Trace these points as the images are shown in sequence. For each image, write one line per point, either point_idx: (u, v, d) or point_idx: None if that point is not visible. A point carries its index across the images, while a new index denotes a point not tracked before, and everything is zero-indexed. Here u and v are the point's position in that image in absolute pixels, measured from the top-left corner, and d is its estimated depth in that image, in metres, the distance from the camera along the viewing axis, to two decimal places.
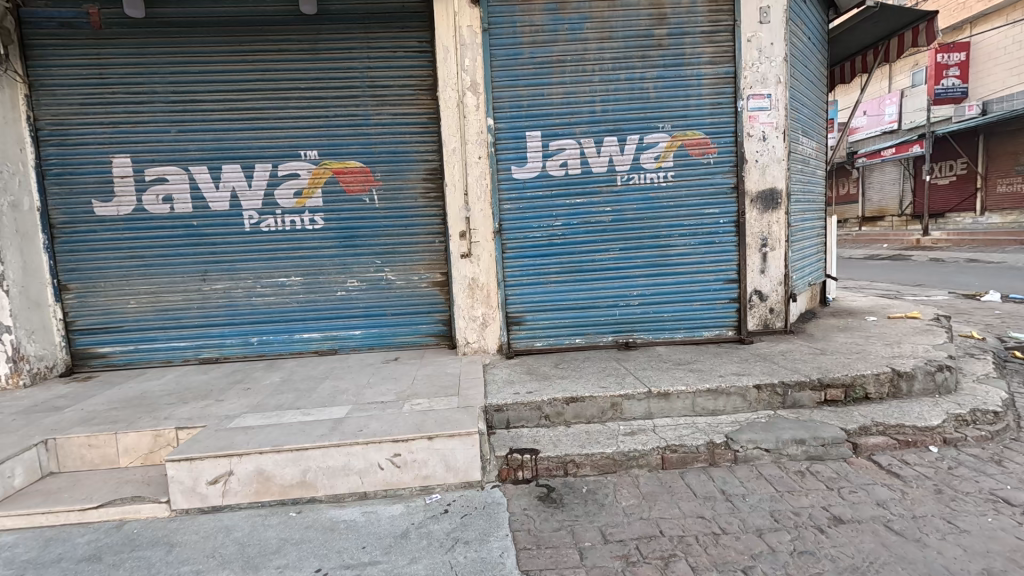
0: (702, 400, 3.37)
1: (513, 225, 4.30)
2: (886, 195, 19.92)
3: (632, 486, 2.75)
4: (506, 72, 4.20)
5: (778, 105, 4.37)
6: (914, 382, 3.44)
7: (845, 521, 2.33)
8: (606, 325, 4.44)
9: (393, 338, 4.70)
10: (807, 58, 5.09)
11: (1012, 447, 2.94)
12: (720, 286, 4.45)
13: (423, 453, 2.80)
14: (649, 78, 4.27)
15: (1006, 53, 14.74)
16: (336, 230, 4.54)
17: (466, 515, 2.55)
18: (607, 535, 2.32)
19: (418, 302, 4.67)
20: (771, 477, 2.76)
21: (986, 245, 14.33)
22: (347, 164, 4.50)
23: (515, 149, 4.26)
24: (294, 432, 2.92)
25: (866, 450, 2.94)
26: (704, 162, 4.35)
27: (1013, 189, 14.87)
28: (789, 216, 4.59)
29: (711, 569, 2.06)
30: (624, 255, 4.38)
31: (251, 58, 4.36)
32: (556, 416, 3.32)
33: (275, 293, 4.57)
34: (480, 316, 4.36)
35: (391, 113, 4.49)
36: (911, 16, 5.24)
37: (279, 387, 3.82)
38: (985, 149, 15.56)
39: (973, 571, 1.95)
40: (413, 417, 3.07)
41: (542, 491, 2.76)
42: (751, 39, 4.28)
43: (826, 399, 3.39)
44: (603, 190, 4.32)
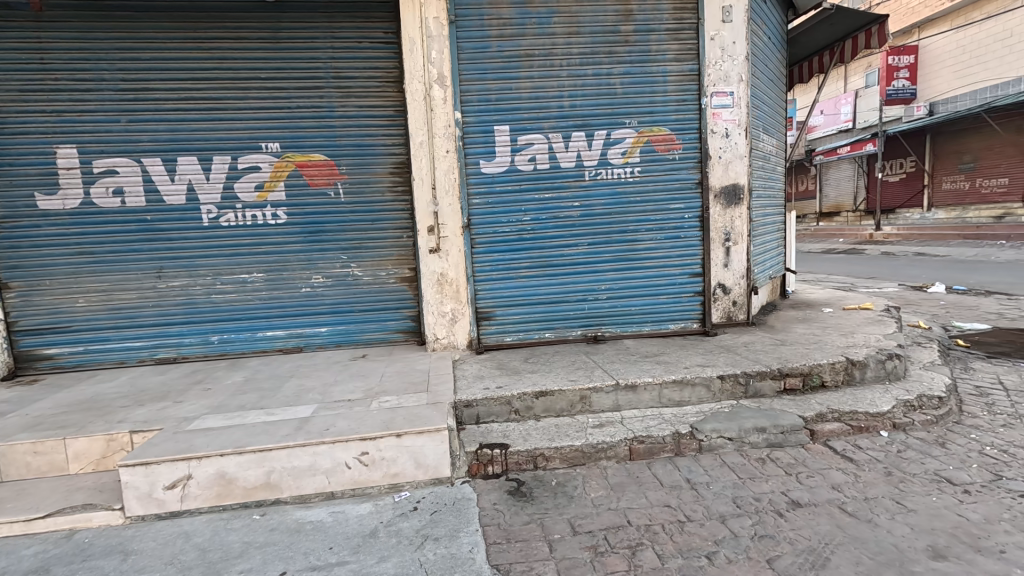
0: (668, 392, 3.44)
1: (482, 219, 4.29)
2: (842, 191, 20.72)
3: (601, 477, 2.79)
4: (474, 65, 4.16)
5: (740, 103, 4.47)
6: (866, 370, 3.60)
7: (802, 505, 2.43)
8: (575, 319, 4.48)
9: (361, 335, 4.62)
10: (768, 57, 5.22)
11: (955, 430, 3.11)
12: (686, 280, 4.55)
13: (393, 451, 2.77)
14: (616, 74, 4.31)
15: (951, 56, 15.52)
16: (300, 225, 4.43)
17: (435, 512, 2.53)
18: (576, 527, 2.35)
19: (386, 298, 4.59)
20: (733, 465, 2.84)
21: (933, 239, 15.12)
22: (311, 157, 4.38)
23: (484, 143, 4.24)
24: (257, 433, 2.84)
25: (822, 437, 3.07)
26: (670, 158, 4.42)
27: (957, 187, 15.81)
28: (750, 211, 4.71)
29: (677, 556, 2.11)
30: (592, 250, 4.42)
31: (207, 46, 4.19)
32: (526, 411, 3.33)
33: (236, 290, 4.42)
34: (449, 311, 4.32)
35: (356, 105, 4.38)
36: (864, 19, 5.42)
37: (241, 387, 3.71)
38: (931, 148, 16.39)
39: (921, 547, 2.06)
40: (381, 414, 3.02)
41: (512, 485, 2.77)
42: (714, 37, 4.36)
43: (785, 389, 3.52)
44: (572, 185, 4.34)
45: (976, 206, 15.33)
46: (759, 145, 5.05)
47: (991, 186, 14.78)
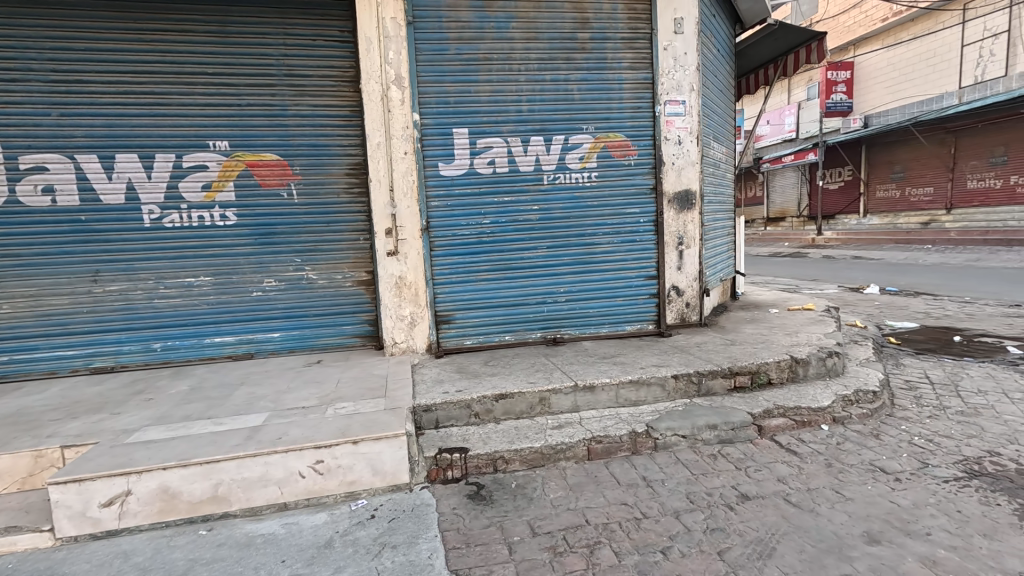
0: (625, 392, 3.52)
1: (442, 222, 4.26)
2: (787, 198, 21.79)
3: (561, 478, 2.82)
4: (433, 67, 4.14)
5: (692, 112, 4.64)
6: (809, 367, 3.80)
7: (751, 498, 2.53)
8: (534, 322, 4.51)
9: (316, 340, 4.49)
10: (717, 69, 5.44)
11: (888, 422, 3.33)
12: (641, 283, 4.67)
13: (349, 459, 2.71)
14: (574, 80, 4.38)
15: (882, 73, 16.63)
16: (251, 226, 4.27)
17: (394, 519, 2.49)
18: (535, 528, 2.36)
19: (342, 302, 4.48)
20: (686, 462, 2.93)
21: (868, 243, 16.13)
22: (262, 157, 4.23)
23: (443, 146, 4.21)
24: (203, 444, 2.71)
25: (769, 432, 3.21)
26: (626, 163, 4.53)
27: (889, 195, 16.95)
28: (702, 216, 4.88)
29: (634, 552, 2.16)
30: (551, 253, 4.47)
31: (149, 38, 3.99)
32: (485, 413, 3.32)
33: (181, 294, 4.21)
34: (408, 315, 4.27)
35: (310, 104, 4.26)
36: (805, 35, 5.73)
37: (187, 396, 3.53)
38: (866, 158, 17.50)
39: (857, 534, 2.19)
40: (337, 421, 2.95)
41: (471, 489, 2.76)
42: (667, 48, 4.51)
43: (735, 386, 3.66)
44: (531, 189, 4.38)
45: (906, 213, 16.46)
46: (709, 152, 5.25)
47: (919, 194, 15.91)
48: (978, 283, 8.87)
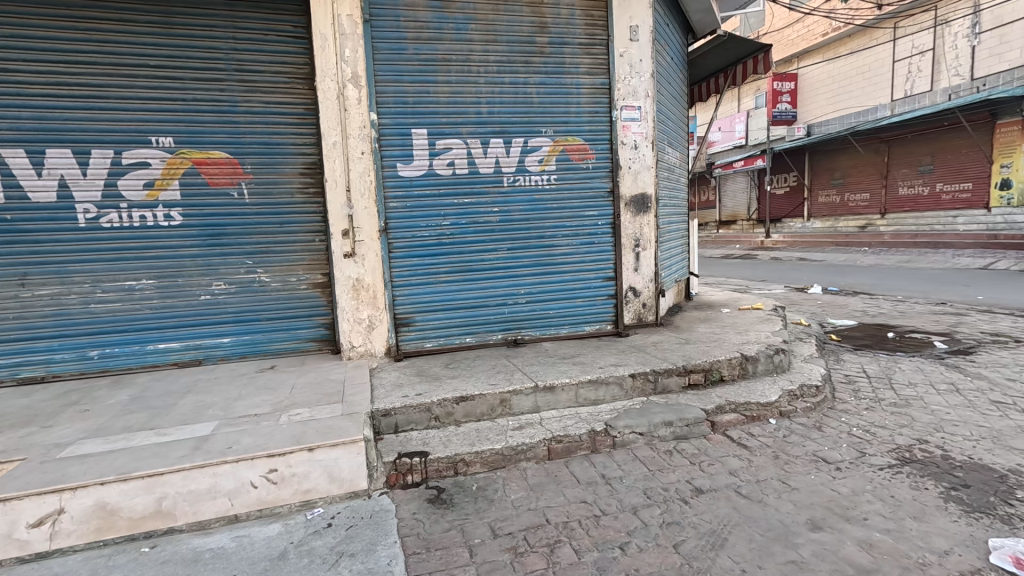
0: (584, 391, 3.57)
1: (400, 223, 4.20)
2: (737, 202, 22.71)
3: (521, 479, 2.83)
4: (390, 66, 4.08)
5: (647, 117, 4.76)
6: (758, 364, 3.97)
7: (704, 491, 2.62)
8: (495, 324, 4.51)
9: (269, 345, 4.33)
10: (670, 77, 5.62)
11: (829, 414, 3.53)
12: (600, 284, 4.76)
13: (304, 467, 2.63)
14: (532, 83, 4.42)
15: (823, 84, 17.59)
16: (199, 227, 4.08)
17: (351, 527, 2.43)
18: (496, 530, 2.36)
19: (297, 305, 4.34)
20: (643, 459, 3.01)
21: (812, 245, 17.01)
22: (210, 155, 4.06)
23: (401, 146, 4.16)
24: (146, 456, 2.57)
25: (721, 427, 3.33)
26: (584, 167, 4.61)
27: (831, 200, 17.98)
28: (657, 219, 5.02)
29: (593, 549, 2.19)
30: (512, 255, 4.48)
31: (84, 26, 3.76)
32: (446, 416, 3.30)
33: (121, 299, 3.98)
34: (366, 318, 4.18)
35: (262, 101, 4.12)
36: (751, 46, 5.99)
37: (127, 406, 3.34)
38: (810, 166, 18.57)
39: (802, 521, 2.30)
40: (291, 428, 2.86)
41: (432, 493, 2.73)
42: (623, 54, 4.62)
43: (690, 383, 3.78)
44: (490, 190, 4.39)
45: (845, 217, 17.46)
46: (664, 157, 5.41)
47: (856, 200, 16.95)
48: (908, 283, 9.52)
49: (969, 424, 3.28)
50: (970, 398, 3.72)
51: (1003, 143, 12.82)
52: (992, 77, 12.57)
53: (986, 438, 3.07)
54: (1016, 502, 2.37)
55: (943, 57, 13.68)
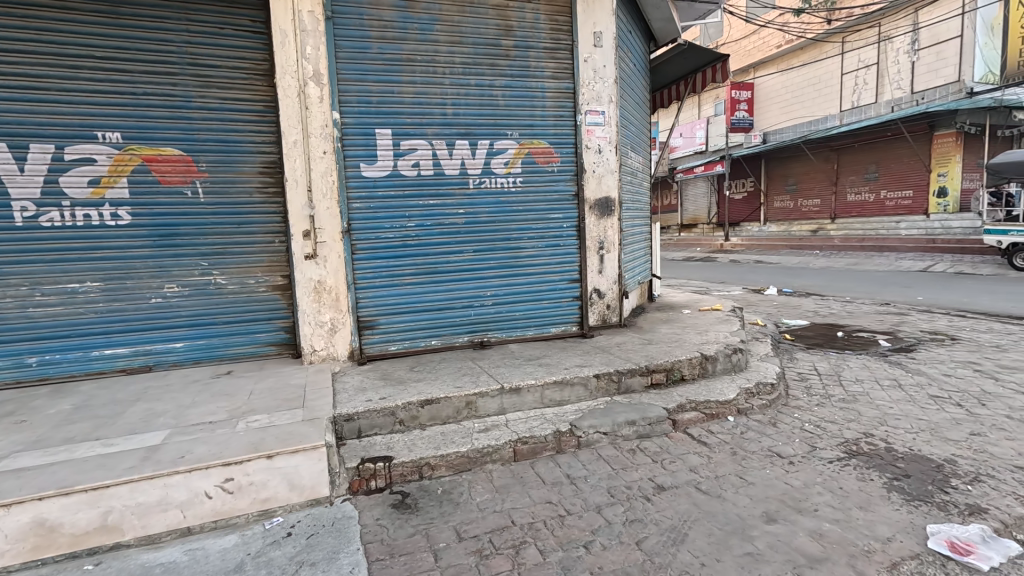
0: (550, 392, 3.59)
1: (364, 225, 4.13)
2: (698, 206, 23.39)
3: (486, 481, 2.83)
4: (354, 65, 4.02)
5: (610, 122, 4.84)
6: (716, 363, 4.10)
7: (666, 488, 2.68)
8: (461, 326, 4.49)
9: (225, 350, 4.18)
10: (633, 83, 5.73)
11: (783, 411, 3.67)
12: (565, 286, 4.81)
13: (262, 475, 2.56)
14: (498, 86, 4.44)
15: (778, 94, 18.33)
16: (149, 226, 3.90)
17: (312, 536, 2.37)
18: (461, 533, 2.35)
19: (256, 308, 4.20)
20: (607, 458, 3.05)
21: (767, 248, 17.69)
22: (162, 151, 3.89)
23: (365, 146, 4.10)
24: (90, 468, 2.44)
25: (682, 425, 3.42)
26: (549, 170, 4.66)
27: (785, 205, 18.77)
28: (620, 222, 5.11)
29: (558, 549, 2.21)
30: (478, 257, 4.48)
31: (23, 14, 3.55)
32: (411, 420, 3.26)
33: (63, 302, 3.76)
34: (328, 321, 4.09)
35: (218, 97, 3.98)
36: (709, 55, 6.19)
37: (70, 416, 3.15)
38: (765, 172, 19.36)
39: (757, 514, 2.39)
40: (249, 435, 2.77)
41: (396, 498, 2.69)
42: (587, 60, 4.69)
43: (652, 383, 3.86)
44: (456, 192, 4.37)
45: (799, 222, 18.25)
46: (627, 161, 5.52)
47: (809, 205, 17.77)
48: (856, 284, 10.01)
49: (910, 417, 3.48)
50: (911, 393, 3.94)
51: (939, 153, 13.68)
52: (929, 91, 13.41)
53: (925, 430, 3.26)
54: (951, 490, 2.53)
55: (886, 72, 14.49)
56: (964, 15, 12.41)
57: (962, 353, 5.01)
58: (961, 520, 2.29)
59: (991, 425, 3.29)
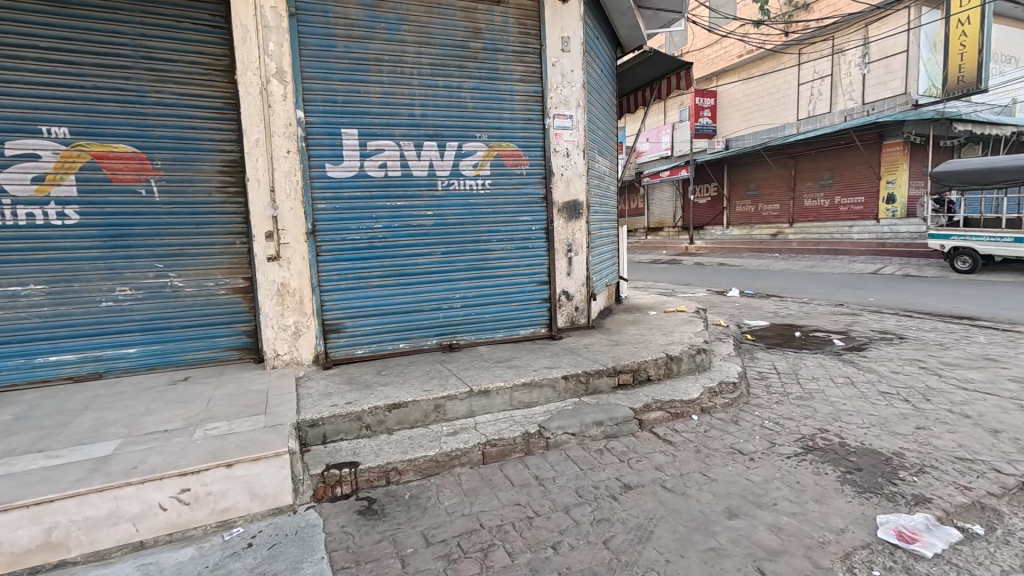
0: (519, 394, 3.60)
1: (329, 226, 4.05)
2: (664, 210, 23.91)
3: (455, 484, 2.81)
4: (319, 64, 3.94)
5: (578, 126, 4.90)
6: (681, 363, 4.20)
7: (632, 487, 2.72)
8: (429, 329, 4.45)
9: (181, 355, 4.02)
10: (600, 88, 5.83)
11: (745, 409, 3.79)
12: (534, 288, 4.83)
13: (221, 484, 2.47)
14: (466, 88, 4.43)
15: (739, 102, 18.95)
16: (99, 227, 3.72)
17: (274, 545, 2.30)
18: (429, 538, 2.32)
19: (215, 312, 4.06)
20: (575, 458, 3.08)
21: (730, 251, 18.22)
22: (114, 148, 3.72)
23: (330, 146, 4.02)
24: (32, 482, 2.30)
25: (648, 424, 3.48)
26: (518, 172, 4.68)
27: (747, 209, 19.41)
28: (588, 225, 5.17)
29: (527, 550, 2.22)
30: (446, 259, 4.45)
31: None
32: (377, 425, 3.21)
33: (3, 306, 3.54)
34: (292, 324, 3.99)
35: (174, 92, 3.83)
36: (674, 63, 6.36)
37: (10, 427, 2.97)
38: (728, 177, 19.97)
39: (720, 510, 2.46)
40: (208, 444, 2.67)
41: (362, 504, 2.65)
42: (556, 64, 4.74)
43: (619, 383, 3.91)
44: (424, 194, 4.33)
45: (760, 226, 18.89)
46: (595, 165, 5.60)
47: (769, 210, 18.43)
48: (813, 286, 10.43)
49: (862, 413, 3.64)
50: (863, 389, 4.14)
51: (888, 161, 14.42)
52: (879, 103, 14.11)
53: (875, 425, 3.42)
54: (899, 482, 2.66)
55: (840, 83, 15.18)
56: (909, 31, 13.14)
57: (909, 351, 5.28)
58: (907, 509, 2.41)
59: (934, 419, 3.48)
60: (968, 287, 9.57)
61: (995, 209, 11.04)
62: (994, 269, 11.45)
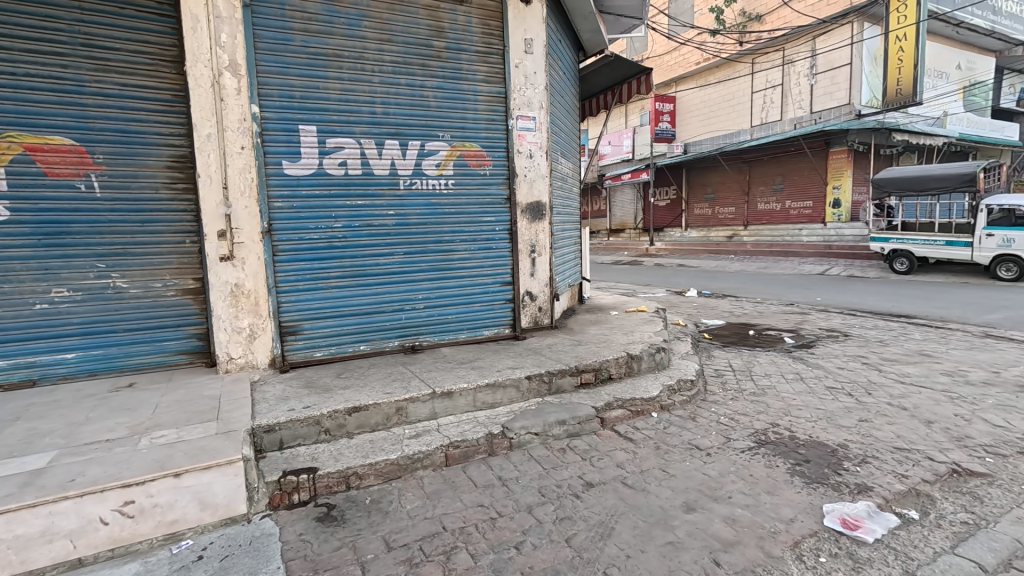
0: (482, 395, 3.58)
1: (286, 225, 3.93)
2: (626, 211, 24.38)
3: (417, 488, 2.77)
4: (274, 57, 3.82)
5: (541, 127, 4.94)
6: (642, 362, 4.29)
7: (594, 485, 2.76)
8: (391, 330, 4.38)
9: (125, 361, 3.81)
10: (563, 90, 5.88)
11: (702, 405, 3.91)
12: (497, 289, 4.83)
13: (169, 495, 2.35)
14: (429, 86, 4.38)
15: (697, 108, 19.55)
16: (31, 224, 3.48)
17: (227, 557, 2.21)
18: (390, 543, 2.28)
19: (163, 315, 3.86)
20: (538, 458, 3.10)
21: (688, 252, 18.76)
22: (49, 140, 3.49)
23: (287, 143, 3.90)
24: None
25: (610, 423, 3.54)
26: (481, 173, 4.67)
27: (704, 212, 20.04)
28: (551, 226, 5.21)
29: (489, 551, 2.21)
30: (408, 259, 4.39)
31: None
32: (337, 429, 3.12)
33: None
34: (246, 326, 3.85)
35: (117, 82, 3.62)
36: (633, 68, 6.51)
37: None
38: (686, 181, 20.56)
39: (678, 504, 2.52)
40: (154, 453, 2.54)
41: (321, 511, 2.58)
42: (519, 65, 4.76)
43: (581, 383, 3.96)
44: (385, 193, 4.26)
45: (716, 228, 19.54)
46: (557, 167, 5.66)
47: (725, 212, 19.08)
48: (766, 286, 10.86)
49: (810, 407, 3.82)
50: (811, 385, 4.34)
51: (834, 168, 15.21)
52: (826, 112, 14.86)
53: (822, 418, 3.59)
54: (844, 472, 2.80)
55: (790, 92, 15.89)
56: (853, 45, 13.90)
57: (853, 348, 5.58)
58: (851, 498, 2.54)
59: (875, 412, 3.69)
60: (905, 286, 10.20)
61: (928, 213, 11.65)
62: (928, 270, 12.26)
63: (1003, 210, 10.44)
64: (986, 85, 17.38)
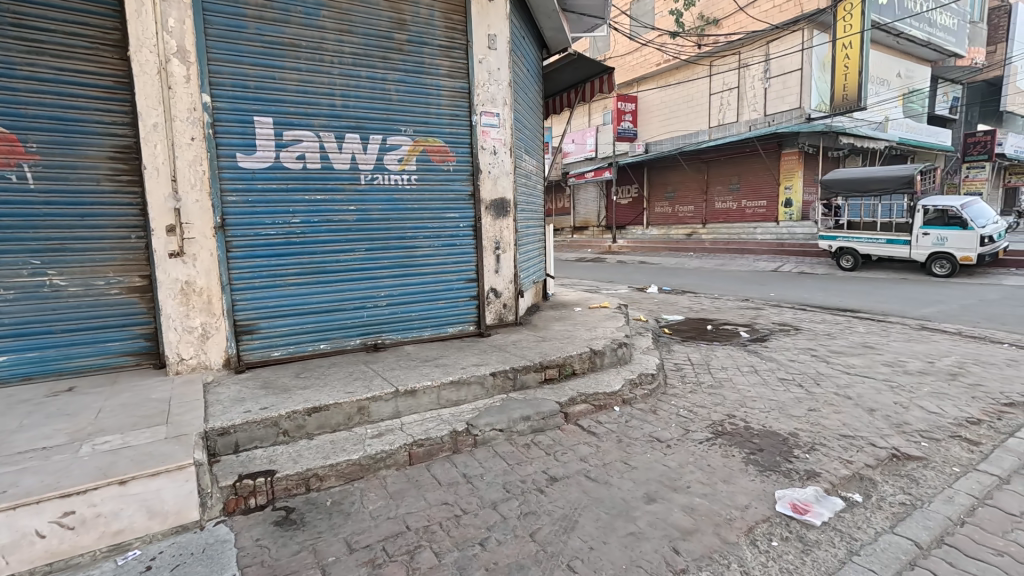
0: (446, 392, 3.55)
1: (241, 220, 3.78)
2: (589, 209, 24.69)
3: (380, 488, 2.73)
4: (226, 45, 3.66)
5: (505, 124, 4.93)
6: (604, 357, 4.36)
7: (558, 479, 2.79)
8: (352, 328, 4.29)
9: (64, 363, 3.58)
10: (526, 88, 5.89)
11: (662, 399, 4.01)
12: (461, 286, 4.80)
13: (113, 504, 2.24)
14: (390, 80, 4.31)
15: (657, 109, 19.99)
16: None
17: (178, 566, 2.12)
18: (352, 545, 2.24)
19: (106, 314, 3.65)
20: (503, 454, 3.11)
21: (649, 249, 19.18)
22: None
23: (241, 134, 3.75)
24: None
25: (574, 417, 3.59)
26: (445, 169, 4.63)
27: (664, 210, 20.53)
28: (515, 223, 5.21)
29: (454, 549, 2.20)
30: (369, 256, 4.31)
31: None
32: (296, 430, 3.04)
33: None
34: (199, 326, 3.69)
35: (52, 66, 3.39)
36: (595, 67, 6.61)
37: None
38: (648, 179, 20.99)
39: (639, 495, 2.58)
40: (97, 460, 2.41)
41: (279, 514, 2.50)
42: (482, 61, 4.74)
43: (545, 378, 3.98)
44: (346, 188, 4.16)
45: (676, 226, 20.05)
46: (521, 164, 5.67)
47: (684, 211, 19.60)
48: (723, 282, 11.22)
49: (764, 398, 3.97)
50: (765, 377, 4.53)
51: (787, 169, 15.86)
52: (779, 114, 15.47)
53: (774, 409, 3.75)
54: (794, 459, 2.93)
55: (745, 95, 16.46)
56: (804, 51, 14.51)
57: (804, 341, 5.84)
58: (801, 484, 2.66)
59: (823, 402, 3.88)
60: (851, 283, 10.76)
61: (871, 213, 12.28)
62: (871, 267, 12.96)
63: (937, 210, 11.12)
64: (923, 93, 18.51)
